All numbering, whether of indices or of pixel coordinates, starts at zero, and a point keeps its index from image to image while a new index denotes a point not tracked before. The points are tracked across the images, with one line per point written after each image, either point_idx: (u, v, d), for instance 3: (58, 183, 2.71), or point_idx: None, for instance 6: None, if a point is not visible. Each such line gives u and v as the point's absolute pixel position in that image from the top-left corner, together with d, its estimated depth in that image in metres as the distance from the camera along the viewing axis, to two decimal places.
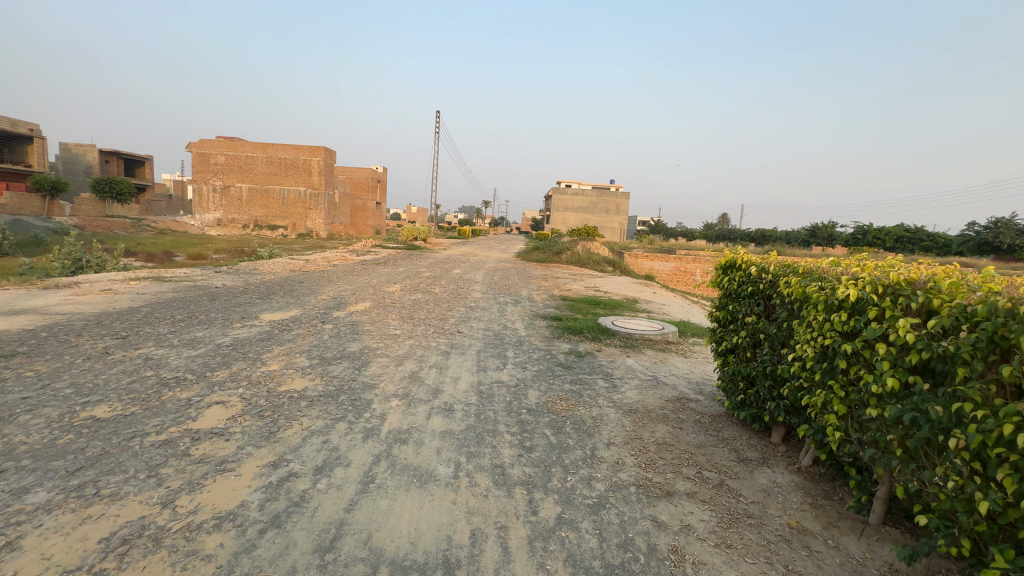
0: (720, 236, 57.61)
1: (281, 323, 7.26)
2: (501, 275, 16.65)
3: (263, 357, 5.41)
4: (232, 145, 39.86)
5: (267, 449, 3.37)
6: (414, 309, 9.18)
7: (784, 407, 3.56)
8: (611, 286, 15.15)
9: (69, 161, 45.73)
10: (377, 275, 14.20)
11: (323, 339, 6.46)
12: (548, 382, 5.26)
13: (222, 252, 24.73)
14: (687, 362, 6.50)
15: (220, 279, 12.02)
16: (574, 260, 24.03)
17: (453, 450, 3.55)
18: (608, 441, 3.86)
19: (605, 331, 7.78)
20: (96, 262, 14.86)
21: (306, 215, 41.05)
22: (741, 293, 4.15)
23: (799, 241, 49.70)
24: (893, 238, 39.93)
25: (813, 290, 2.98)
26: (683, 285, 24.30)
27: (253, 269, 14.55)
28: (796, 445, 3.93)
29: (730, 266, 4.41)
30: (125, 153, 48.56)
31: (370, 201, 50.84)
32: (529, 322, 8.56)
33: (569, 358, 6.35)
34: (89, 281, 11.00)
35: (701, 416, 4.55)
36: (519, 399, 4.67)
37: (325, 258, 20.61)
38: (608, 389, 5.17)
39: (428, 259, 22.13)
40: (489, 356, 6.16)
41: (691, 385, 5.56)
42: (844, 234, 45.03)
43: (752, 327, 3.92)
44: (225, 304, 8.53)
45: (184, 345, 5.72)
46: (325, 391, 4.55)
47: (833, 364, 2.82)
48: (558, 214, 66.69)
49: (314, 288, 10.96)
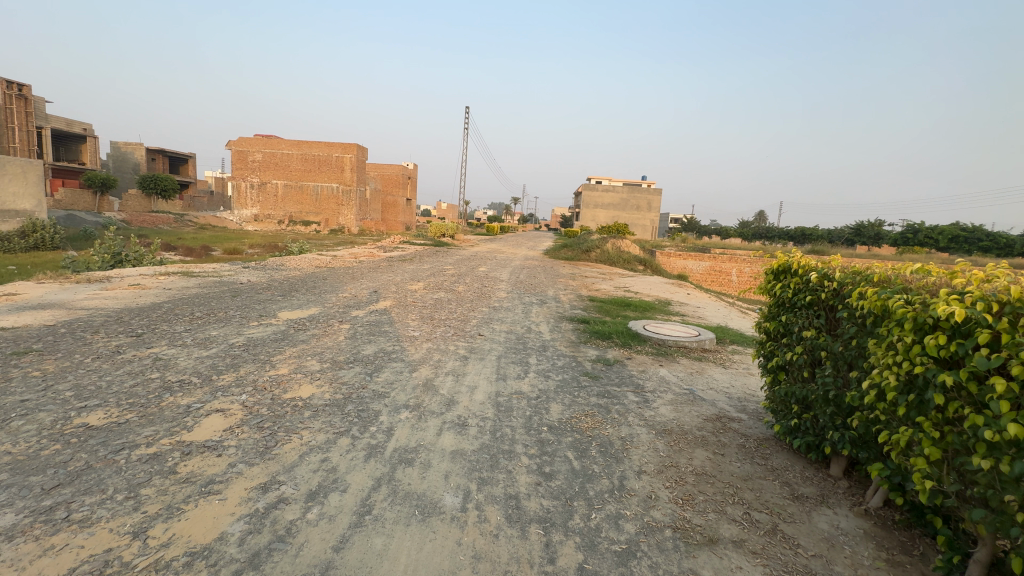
0: (756, 234, 55.47)
1: (297, 322, 7.06)
2: (527, 273, 16.21)
3: (273, 360, 5.18)
4: (269, 142, 40.76)
5: (260, 468, 3.07)
6: (436, 308, 8.88)
7: (850, 439, 3.03)
8: (642, 287, 14.49)
9: (118, 159, 47.88)
10: (402, 273, 14.06)
11: (337, 340, 6.20)
12: (573, 395, 4.82)
13: (256, 247, 25.30)
14: (727, 374, 5.92)
15: (246, 274, 12.02)
16: (603, 258, 23.34)
17: (463, 475, 3.16)
18: (639, 469, 3.40)
19: (636, 337, 7.27)
20: (132, 255, 15.22)
21: (338, 211, 41.72)
22: (796, 303, 3.60)
23: (842, 240, 47.29)
24: (947, 238, 37.41)
25: (897, 304, 2.45)
26: (718, 285, 23.31)
27: (281, 265, 14.65)
28: (860, 481, 3.40)
29: (783, 271, 3.84)
30: (170, 152, 50.60)
31: (400, 198, 51.24)
32: (554, 325, 8.11)
33: (597, 366, 5.88)
34: (121, 275, 11.19)
35: (745, 441, 4.02)
36: (540, 414, 4.24)
37: (352, 254, 20.72)
38: (639, 404, 4.67)
39: (454, 256, 21.85)
40: (509, 363, 5.76)
41: (732, 401, 5.01)
42: (892, 233, 42.52)
43: (810, 343, 3.38)
44: (246, 301, 8.43)
45: (196, 345, 5.56)
46: (332, 400, 4.24)
47: (923, 397, 2.30)
48: (588, 211, 65.63)
49: (337, 286, 10.84)
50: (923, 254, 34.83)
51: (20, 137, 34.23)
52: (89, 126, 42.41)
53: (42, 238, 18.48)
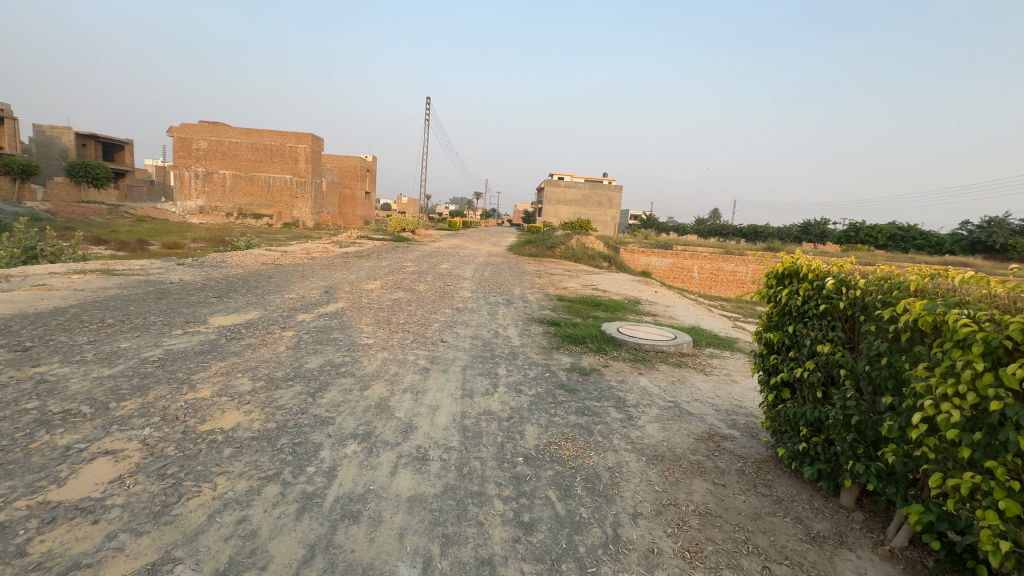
0: (712, 232, 57.07)
1: (232, 329, 6.16)
2: (492, 271, 15.57)
3: (192, 380, 4.32)
4: (215, 130, 38.18)
5: (148, 540, 2.32)
6: (393, 311, 8.12)
7: (876, 472, 2.63)
8: (609, 285, 14.14)
9: (42, 144, 43.65)
10: (357, 270, 13.12)
11: (276, 351, 5.36)
12: (549, 414, 4.24)
13: (200, 241, 23.54)
14: (710, 383, 5.52)
15: (181, 273, 10.77)
16: (567, 254, 23.02)
17: (423, 532, 2.53)
18: (634, 512, 2.86)
19: (610, 341, 6.80)
20: (48, 251, 13.48)
21: (292, 203, 39.61)
22: (806, 312, 3.16)
23: (791, 238, 49.27)
24: (887, 236, 39.65)
25: (958, 321, 2.02)
26: (679, 281, 23.46)
27: (222, 262, 13.33)
28: (875, 512, 3.01)
29: (789, 276, 3.39)
30: (103, 137, 46.62)
31: (359, 190, 49.33)
32: (523, 329, 7.53)
33: (572, 377, 5.33)
34: (28, 272, 9.75)
35: (744, 465, 3.57)
36: (513, 441, 3.64)
37: (304, 249, 19.52)
38: (623, 423, 4.15)
39: (415, 252, 20.86)
40: (476, 374, 5.13)
41: (721, 414, 4.59)
42: (837, 232, 44.72)
43: (824, 359, 2.95)
44: (173, 304, 7.37)
45: (98, 362, 4.61)
46: (261, 432, 3.48)
47: (999, 439, 1.88)
48: (550, 206, 65.54)
49: (283, 285, 9.85)
50: (865, 251, 36.72)
51: None
52: (7, 106, 38.29)
53: None
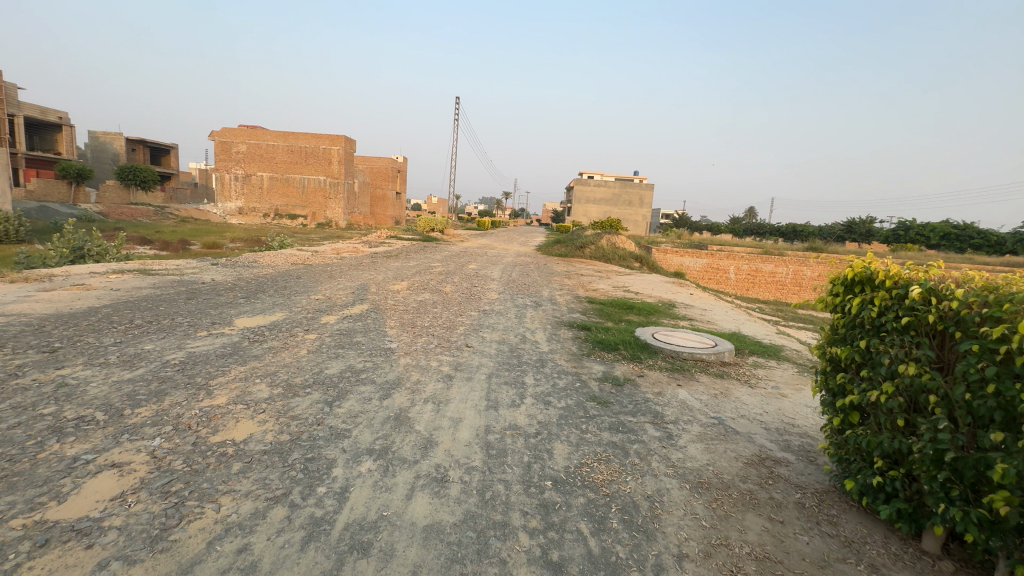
0: (748, 231, 54.95)
1: (256, 331, 6.08)
2: (520, 271, 15.26)
3: (210, 386, 4.19)
4: (254, 133, 39.32)
5: (140, 571, 2.12)
6: (419, 313, 7.93)
7: (980, 520, 2.19)
8: (642, 287, 13.61)
9: (96, 149, 46.07)
10: (384, 271, 13.06)
11: (297, 355, 5.22)
12: (580, 431, 3.89)
13: (237, 242, 24.20)
14: (756, 397, 5.06)
15: (214, 273, 10.94)
16: (598, 254, 22.50)
17: (439, 571, 2.25)
18: (678, 554, 2.50)
19: (645, 348, 6.39)
20: (95, 250, 14.02)
21: (326, 204, 40.38)
22: (882, 326, 2.73)
23: (834, 237, 46.94)
24: (940, 235, 37.24)
25: None
26: (714, 283, 22.52)
27: (254, 262, 13.51)
28: (968, 562, 2.56)
29: (860, 283, 2.94)
30: (151, 142, 48.84)
31: (390, 191, 49.93)
32: (552, 333, 7.19)
33: (605, 388, 4.96)
34: (71, 272, 10.07)
35: (803, 497, 3.15)
36: (541, 462, 3.33)
37: (335, 249, 19.74)
38: (662, 443, 3.78)
39: (443, 253, 20.83)
40: (502, 384, 4.83)
41: (771, 434, 4.14)
42: (884, 231, 42.30)
43: (907, 382, 2.52)
44: (201, 305, 7.38)
45: (120, 365, 4.56)
46: (273, 445, 3.28)
47: None
48: (580, 205, 64.70)
49: (311, 286, 9.83)
50: (917, 251, 34.51)
51: None
52: (65, 114, 40.54)
53: (6, 230, 17.52)
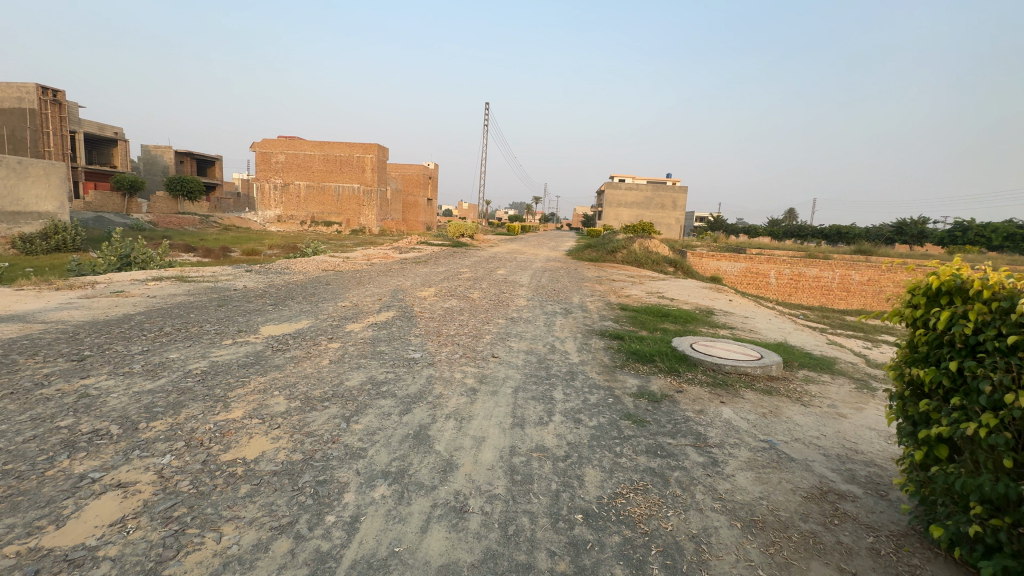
0: (788, 233, 52.67)
1: (280, 340, 6.00)
2: (549, 277, 14.90)
3: (227, 398, 4.06)
4: (292, 143, 40.50)
5: None
6: (444, 321, 7.72)
7: None
8: (677, 293, 13.04)
9: (148, 162, 48.59)
10: (413, 277, 12.98)
11: (318, 366, 5.07)
12: (614, 454, 3.54)
13: (275, 248, 24.93)
14: (810, 418, 4.56)
15: (246, 280, 11.10)
16: (629, 259, 21.91)
17: None
18: None
19: (683, 360, 5.96)
20: (140, 258, 14.54)
21: (360, 211, 41.16)
22: (979, 345, 2.30)
23: (882, 239, 44.40)
24: (1002, 236, 34.56)
25: None
26: (753, 288, 21.44)
27: (287, 268, 13.70)
28: None
29: (947, 295, 2.51)
30: (197, 154, 51.21)
31: (421, 197, 50.53)
32: (582, 343, 6.83)
33: (641, 404, 4.58)
34: (113, 280, 10.39)
35: (877, 541, 2.71)
36: (570, 491, 3.00)
37: (365, 256, 19.90)
38: (707, 470, 3.38)
39: (472, 258, 20.74)
40: (528, 399, 4.52)
41: (832, 462, 3.68)
42: (939, 232, 39.62)
43: (1019, 415, 2.09)
44: (230, 312, 7.40)
45: (143, 375, 4.50)
46: (284, 465, 3.09)
47: None
48: (611, 209, 63.68)
49: (339, 292, 9.80)
50: (976, 253, 32.06)
51: (57, 141, 32.73)
52: (120, 130, 42.98)
53: (64, 240, 18.54)
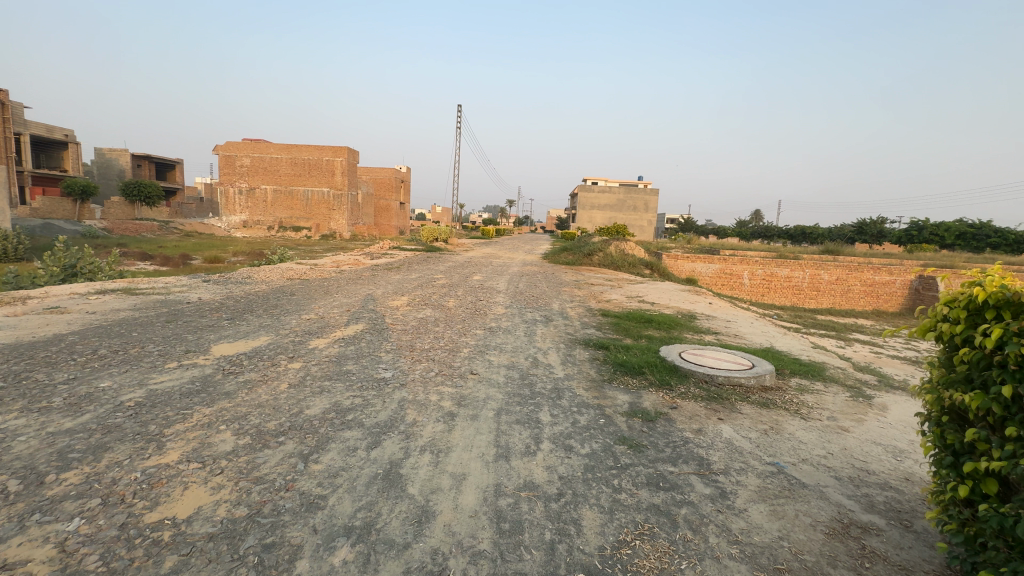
0: (756, 234, 53.91)
1: (233, 360, 5.37)
2: (526, 282, 14.52)
3: (163, 437, 3.47)
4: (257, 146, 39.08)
5: None
6: (419, 333, 7.21)
7: None
8: (656, 296, 12.83)
9: (102, 166, 46.07)
10: (384, 284, 12.39)
11: (275, 392, 4.49)
12: (613, 489, 3.13)
13: (240, 255, 23.88)
14: (812, 433, 4.27)
15: (203, 291, 10.28)
16: (606, 262, 21.78)
17: None
18: None
19: (673, 372, 5.63)
20: (87, 268, 13.43)
21: (329, 216, 39.95)
22: None
23: (844, 238, 45.93)
24: (955, 235, 36.10)
25: None
26: (727, 289, 21.48)
27: (248, 278, 12.87)
28: None
29: (993, 309, 2.21)
30: (156, 157, 48.89)
31: (393, 201, 49.57)
32: (566, 354, 6.44)
33: (635, 425, 4.20)
34: (51, 294, 9.44)
35: None
36: (568, 541, 2.58)
37: (335, 262, 19.07)
38: (716, 505, 3.01)
39: (447, 263, 20.18)
40: (513, 424, 4.08)
41: (846, 487, 3.37)
42: (896, 232, 41.22)
43: None
44: (179, 330, 6.68)
45: (63, 410, 3.85)
46: (223, 525, 2.56)
47: None
48: (585, 211, 63.95)
49: (304, 304, 9.14)
50: (931, 251, 33.42)
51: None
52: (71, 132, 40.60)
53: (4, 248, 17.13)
